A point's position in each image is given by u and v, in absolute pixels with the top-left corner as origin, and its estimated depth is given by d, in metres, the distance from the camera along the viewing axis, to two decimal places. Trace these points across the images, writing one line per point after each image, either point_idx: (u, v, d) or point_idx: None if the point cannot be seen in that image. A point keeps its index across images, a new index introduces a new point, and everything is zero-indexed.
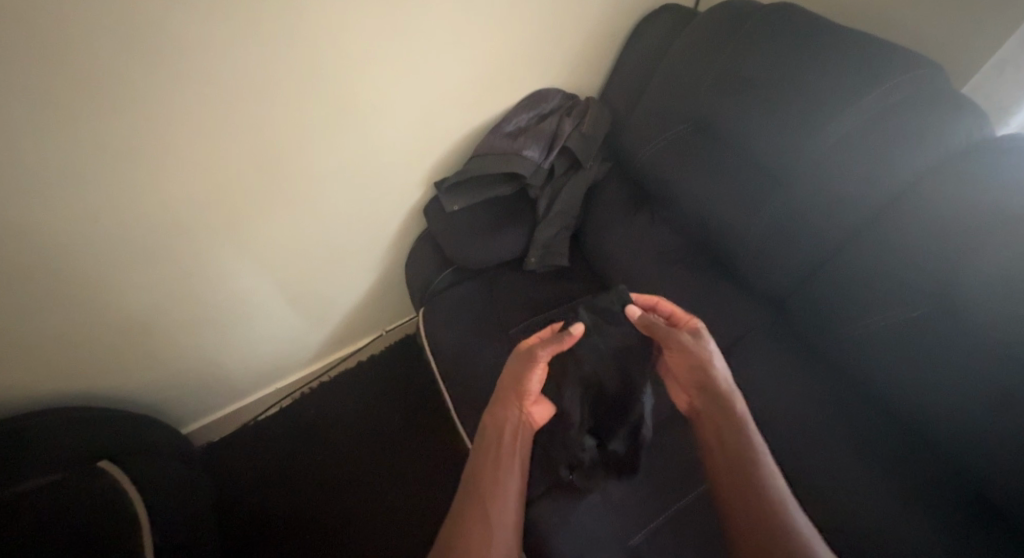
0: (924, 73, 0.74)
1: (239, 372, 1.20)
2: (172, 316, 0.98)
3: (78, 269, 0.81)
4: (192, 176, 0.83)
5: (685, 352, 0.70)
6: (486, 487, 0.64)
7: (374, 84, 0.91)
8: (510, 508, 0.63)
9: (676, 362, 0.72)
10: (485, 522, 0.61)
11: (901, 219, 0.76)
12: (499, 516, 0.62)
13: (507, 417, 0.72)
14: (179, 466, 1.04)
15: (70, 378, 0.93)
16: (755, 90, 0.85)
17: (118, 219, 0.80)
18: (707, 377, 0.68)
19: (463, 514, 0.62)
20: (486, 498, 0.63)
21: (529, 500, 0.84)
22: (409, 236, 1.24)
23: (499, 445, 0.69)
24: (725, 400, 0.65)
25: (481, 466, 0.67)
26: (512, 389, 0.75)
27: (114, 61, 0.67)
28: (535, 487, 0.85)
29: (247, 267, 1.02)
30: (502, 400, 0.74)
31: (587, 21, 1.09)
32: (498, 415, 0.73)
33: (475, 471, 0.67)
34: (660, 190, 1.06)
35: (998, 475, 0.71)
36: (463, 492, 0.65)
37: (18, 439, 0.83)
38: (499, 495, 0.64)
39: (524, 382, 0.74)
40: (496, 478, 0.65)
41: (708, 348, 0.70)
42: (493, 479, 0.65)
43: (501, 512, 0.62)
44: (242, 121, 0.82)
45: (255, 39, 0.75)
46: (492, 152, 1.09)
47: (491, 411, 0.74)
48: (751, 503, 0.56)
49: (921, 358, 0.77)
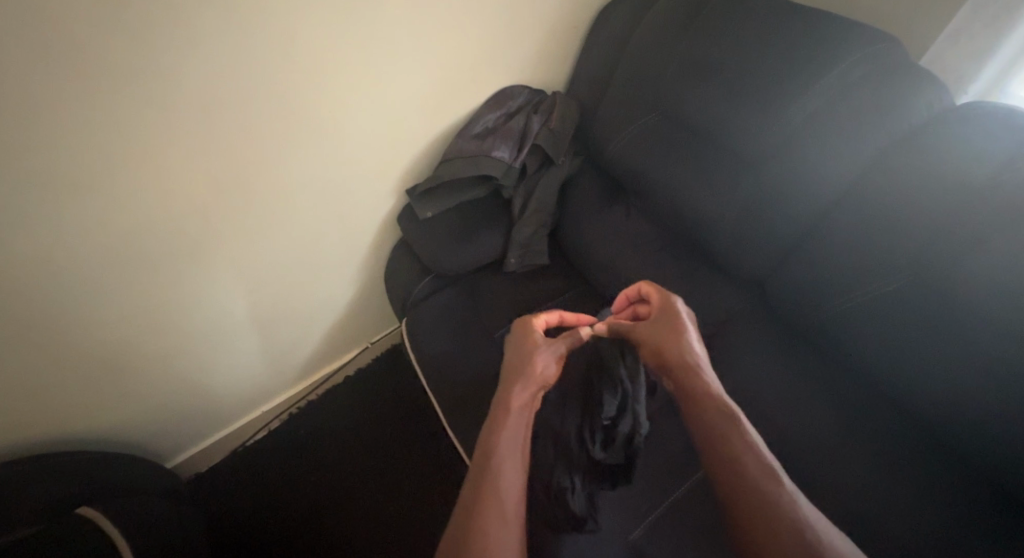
0: (884, 47, 0.75)
1: (223, 398, 1.16)
2: (143, 350, 0.94)
3: (40, 312, 0.77)
4: (152, 204, 0.79)
5: (652, 336, 0.68)
6: (494, 470, 0.54)
7: (331, 93, 0.88)
8: (513, 498, 0.52)
9: (647, 351, 0.68)
10: (493, 512, 0.50)
11: (871, 195, 0.77)
12: (507, 507, 0.51)
13: (516, 394, 0.63)
14: (166, 503, 0.99)
15: (42, 423, 0.88)
16: (720, 74, 0.85)
17: (81, 255, 0.76)
18: (672, 358, 0.64)
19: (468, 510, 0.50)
20: (495, 482, 0.53)
21: None
22: (386, 245, 1.22)
23: (507, 424, 0.59)
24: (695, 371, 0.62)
25: (482, 451, 0.56)
26: (520, 362, 0.68)
27: (63, 91, 0.63)
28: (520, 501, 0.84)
29: (219, 292, 0.98)
30: (506, 378, 0.66)
31: (547, 16, 1.07)
32: (505, 394, 0.63)
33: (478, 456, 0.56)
34: (634, 182, 1.06)
35: (983, 440, 0.72)
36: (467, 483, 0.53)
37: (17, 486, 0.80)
38: (502, 480, 0.53)
39: (531, 364, 0.67)
40: (499, 457, 0.55)
41: (685, 329, 0.67)
42: (504, 468, 0.54)
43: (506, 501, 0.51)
44: (201, 141, 0.79)
45: (212, 54, 0.72)
46: (461, 155, 1.07)
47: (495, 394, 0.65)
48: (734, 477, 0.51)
49: (901, 329, 0.77)
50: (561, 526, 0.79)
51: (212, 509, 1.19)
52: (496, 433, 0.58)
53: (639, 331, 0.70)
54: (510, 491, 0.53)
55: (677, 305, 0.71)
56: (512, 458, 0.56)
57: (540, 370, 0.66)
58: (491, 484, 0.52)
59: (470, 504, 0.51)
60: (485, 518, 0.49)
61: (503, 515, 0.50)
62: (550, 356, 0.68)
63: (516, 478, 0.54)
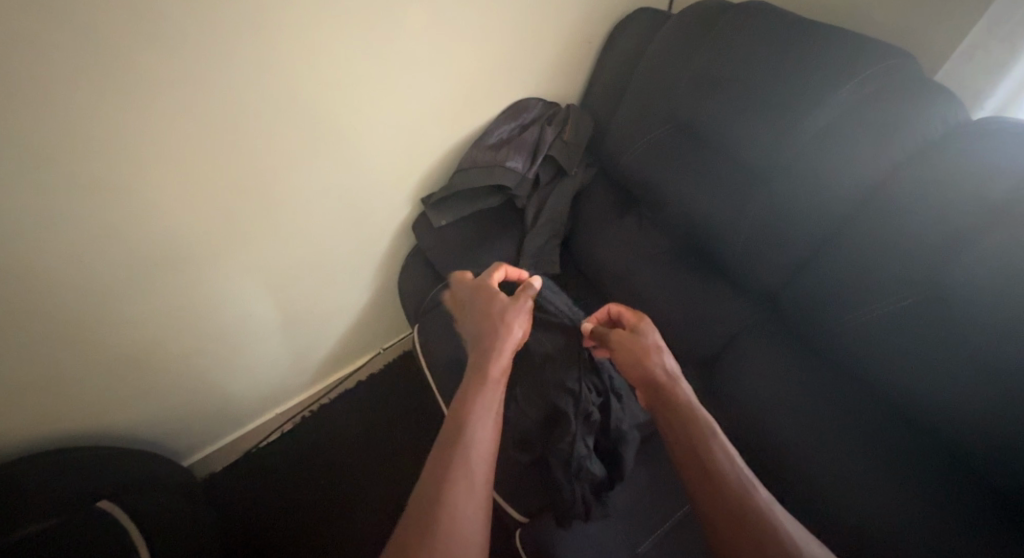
0: (899, 62, 0.75)
1: (239, 399, 1.19)
2: (165, 349, 0.97)
3: (69, 308, 0.80)
4: (175, 205, 0.82)
5: (631, 353, 0.71)
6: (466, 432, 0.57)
7: (351, 104, 0.91)
8: (481, 461, 0.56)
9: (625, 368, 0.72)
10: (460, 485, 0.53)
11: (884, 208, 0.76)
12: (476, 470, 0.55)
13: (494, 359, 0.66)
14: (181, 501, 1.01)
15: (62, 417, 0.91)
16: (730, 87, 0.86)
17: (106, 256, 0.80)
18: (653, 373, 0.68)
19: (438, 480, 0.53)
20: (467, 447, 0.56)
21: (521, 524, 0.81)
22: (400, 253, 1.25)
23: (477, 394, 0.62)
24: (671, 388, 0.66)
25: (454, 418, 0.59)
26: (498, 327, 0.71)
27: (96, 101, 0.67)
28: (524, 509, 0.81)
29: (237, 294, 1.01)
30: (484, 343, 0.69)
31: (563, 30, 1.10)
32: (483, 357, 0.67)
33: (452, 420, 0.59)
34: (646, 194, 1.07)
35: (1002, 461, 0.70)
36: (433, 453, 0.56)
37: (35, 481, 0.81)
38: (476, 445, 0.56)
39: (506, 328, 0.70)
40: (468, 428, 0.57)
41: (660, 344, 0.72)
42: (477, 433, 0.57)
43: (470, 477, 0.54)
44: (223, 149, 0.82)
45: (234, 66, 0.76)
46: (475, 164, 1.09)
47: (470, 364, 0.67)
48: (726, 492, 0.55)
49: (914, 345, 0.76)
50: (580, 509, 0.77)
51: (223, 508, 1.20)
52: (472, 398, 0.61)
53: (615, 345, 0.74)
54: (480, 457, 0.56)
55: (647, 319, 0.77)
56: (485, 424, 0.59)
57: (515, 333, 0.70)
58: (464, 449, 0.56)
59: (443, 470, 0.54)
60: (456, 481, 0.53)
61: (473, 487, 0.53)
62: (523, 318, 0.73)
63: (487, 444, 0.57)
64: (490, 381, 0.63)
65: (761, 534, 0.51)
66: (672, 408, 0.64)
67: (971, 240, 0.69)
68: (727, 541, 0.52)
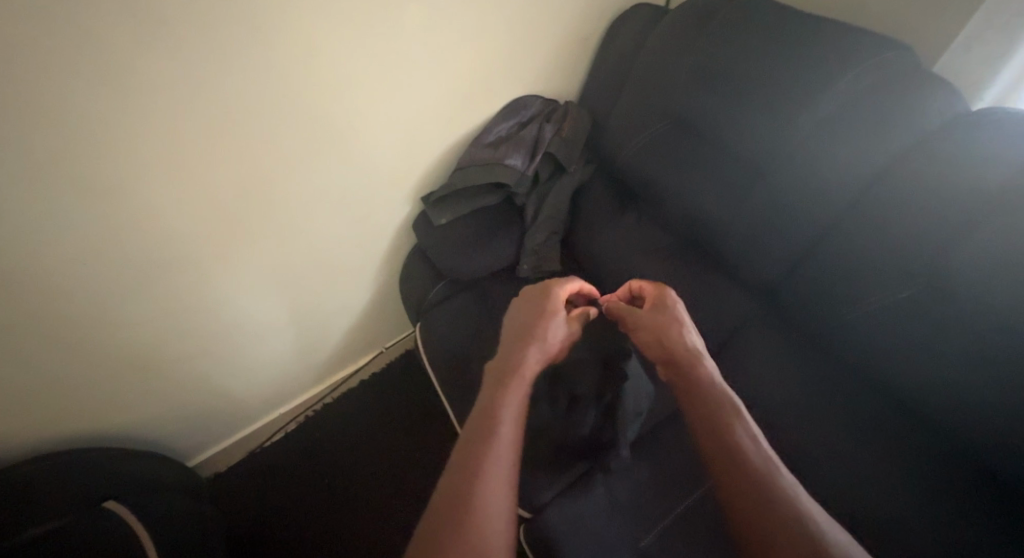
0: (894, 55, 0.75)
1: (243, 399, 1.20)
2: (168, 350, 0.98)
3: (71, 312, 0.81)
4: (174, 208, 0.83)
5: (649, 328, 0.70)
6: (495, 430, 0.54)
7: (348, 104, 0.91)
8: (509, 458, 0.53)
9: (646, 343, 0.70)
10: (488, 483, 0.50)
11: (883, 202, 0.76)
12: (502, 468, 0.51)
13: (528, 357, 0.63)
14: (188, 501, 1.02)
15: (67, 420, 0.91)
16: (726, 82, 0.86)
17: (109, 259, 0.80)
18: (674, 348, 0.67)
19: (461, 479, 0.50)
20: (491, 443, 0.53)
21: (525, 519, 0.80)
22: (400, 252, 1.25)
23: (507, 387, 0.59)
24: (694, 365, 0.64)
25: (478, 417, 0.55)
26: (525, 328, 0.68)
27: (92, 106, 0.68)
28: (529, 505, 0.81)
29: (239, 295, 1.01)
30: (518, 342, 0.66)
31: (560, 27, 1.10)
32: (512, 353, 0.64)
33: (474, 420, 0.55)
34: (646, 190, 1.07)
35: (1002, 450, 0.70)
36: (459, 449, 0.52)
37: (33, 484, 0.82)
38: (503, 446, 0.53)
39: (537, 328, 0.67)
40: (499, 420, 0.55)
41: (685, 318, 0.71)
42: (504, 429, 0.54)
43: (501, 470, 0.51)
44: (221, 150, 0.82)
45: (230, 68, 0.76)
46: (473, 162, 1.10)
47: (498, 360, 0.64)
48: (752, 472, 0.52)
49: (914, 337, 0.76)
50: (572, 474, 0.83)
51: (229, 509, 1.21)
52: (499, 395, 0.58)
53: (636, 321, 0.73)
54: (506, 454, 0.53)
55: (668, 291, 0.75)
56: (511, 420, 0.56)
57: (549, 333, 0.67)
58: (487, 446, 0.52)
59: (470, 467, 0.50)
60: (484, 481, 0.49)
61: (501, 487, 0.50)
62: (560, 323, 0.69)
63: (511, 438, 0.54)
64: (521, 374, 0.61)
65: (787, 517, 0.49)
66: (695, 385, 0.62)
67: (972, 232, 0.69)
68: (744, 520, 0.50)
